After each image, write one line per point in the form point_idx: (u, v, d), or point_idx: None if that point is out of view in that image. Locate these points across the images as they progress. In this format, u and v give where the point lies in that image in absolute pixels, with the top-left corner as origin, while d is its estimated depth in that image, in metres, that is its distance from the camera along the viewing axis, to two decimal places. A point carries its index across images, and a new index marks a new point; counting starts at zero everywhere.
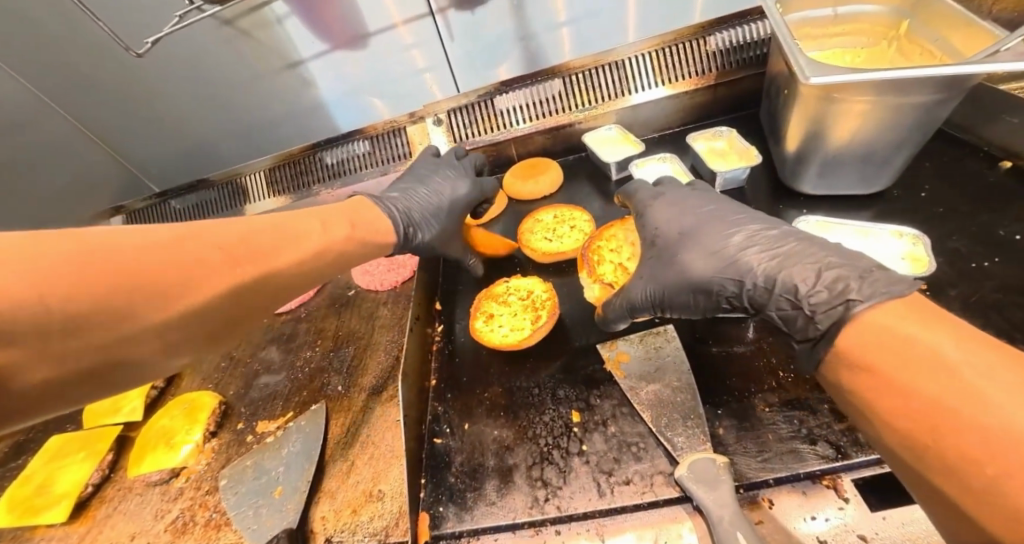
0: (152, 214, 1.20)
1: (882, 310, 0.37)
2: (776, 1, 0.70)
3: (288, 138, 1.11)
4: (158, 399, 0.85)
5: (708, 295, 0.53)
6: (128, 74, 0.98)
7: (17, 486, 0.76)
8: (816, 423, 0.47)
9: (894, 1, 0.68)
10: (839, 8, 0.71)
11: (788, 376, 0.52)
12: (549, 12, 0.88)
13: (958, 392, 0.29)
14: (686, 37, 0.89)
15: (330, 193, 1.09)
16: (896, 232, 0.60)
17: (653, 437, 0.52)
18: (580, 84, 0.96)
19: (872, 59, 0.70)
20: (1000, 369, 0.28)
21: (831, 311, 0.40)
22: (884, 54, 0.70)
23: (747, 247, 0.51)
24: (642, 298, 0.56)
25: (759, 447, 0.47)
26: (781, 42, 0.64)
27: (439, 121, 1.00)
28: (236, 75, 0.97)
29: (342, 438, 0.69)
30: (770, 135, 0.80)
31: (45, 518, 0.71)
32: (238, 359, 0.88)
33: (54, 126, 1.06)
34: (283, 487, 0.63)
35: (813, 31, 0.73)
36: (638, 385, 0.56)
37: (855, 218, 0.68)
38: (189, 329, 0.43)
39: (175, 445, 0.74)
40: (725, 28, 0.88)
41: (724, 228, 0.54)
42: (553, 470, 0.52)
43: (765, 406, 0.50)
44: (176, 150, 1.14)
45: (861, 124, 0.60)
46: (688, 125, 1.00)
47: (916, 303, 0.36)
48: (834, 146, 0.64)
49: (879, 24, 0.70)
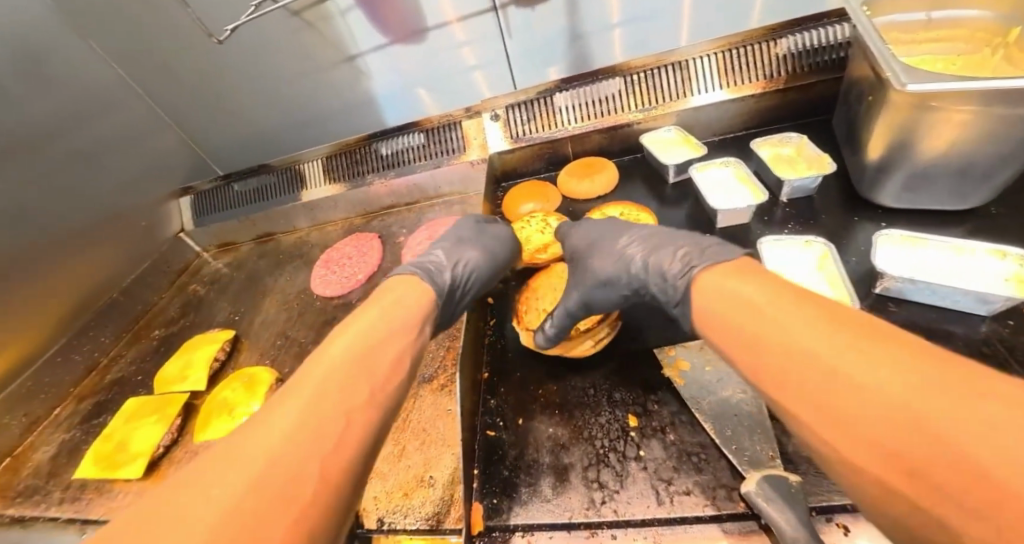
0: (215, 196, 1.25)
1: (719, 276, 0.43)
2: (864, 3, 0.66)
3: (344, 129, 1.14)
4: (219, 372, 0.91)
5: (615, 290, 0.60)
6: (201, 62, 1.03)
7: (100, 441, 0.84)
8: None
9: (1000, 6, 0.63)
10: (935, 12, 0.67)
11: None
12: (604, 11, 0.88)
13: (823, 369, 0.29)
14: (755, 39, 0.87)
15: (383, 183, 1.11)
16: (998, 251, 0.56)
17: (715, 448, 0.51)
18: (639, 83, 0.94)
19: (971, 67, 0.66)
20: (834, 329, 0.31)
21: (687, 276, 0.47)
22: (986, 61, 0.66)
23: (630, 242, 0.60)
24: (571, 303, 0.60)
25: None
26: (867, 43, 0.61)
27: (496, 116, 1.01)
28: (299, 66, 1.01)
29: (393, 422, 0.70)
30: (845, 142, 0.76)
31: (124, 473, 0.78)
32: (293, 338, 0.92)
33: (132, 110, 1.13)
34: None
35: (903, 35, 0.69)
36: (699, 394, 0.55)
37: (943, 235, 0.64)
38: (289, 468, 0.32)
39: (236, 416, 0.79)
40: (797, 31, 0.85)
41: (612, 232, 0.63)
42: (610, 472, 0.52)
43: None
44: (239, 136, 1.19)
45: (959, 136, 0.56)
46: (752, 129, 0.97)
47: (743, 265, 0.43)
48: (925, 157, 0.60)
49: (981, 29, 0.66)
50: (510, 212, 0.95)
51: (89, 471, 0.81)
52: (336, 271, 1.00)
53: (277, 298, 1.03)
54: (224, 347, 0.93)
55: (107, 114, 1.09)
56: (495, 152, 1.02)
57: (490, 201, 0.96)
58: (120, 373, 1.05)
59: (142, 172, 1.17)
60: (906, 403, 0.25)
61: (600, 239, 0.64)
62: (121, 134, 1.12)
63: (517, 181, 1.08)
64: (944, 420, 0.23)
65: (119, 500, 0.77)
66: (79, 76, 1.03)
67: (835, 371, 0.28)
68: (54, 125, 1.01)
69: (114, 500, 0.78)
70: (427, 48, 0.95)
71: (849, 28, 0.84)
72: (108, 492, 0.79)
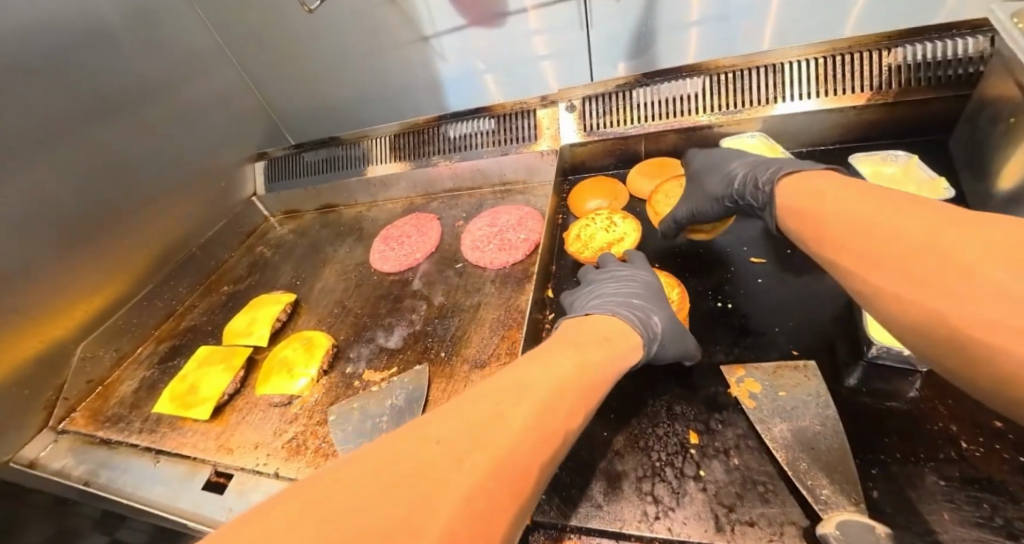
0: (287, 164, 1.29)
1: (813, 180, 0.53)
2: (1014, 13, 0.58)
3: (413, 109, 1.17)
4: (281, 330, 0.96)
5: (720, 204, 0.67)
6: (291, 32, 1.10)
7: (175, 382, 0.92)
8: (1014, 515, 0.40)
9: None
10: None
11: (975, 450, 0.45)
12: (681, 11, 0.88)
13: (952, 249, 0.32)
14: (865, 46, 0.79)
15: (448, 165, 1.11)
16: None
17: (784, 481, 0.48)
18: (725, 84, 0.89)
19: None
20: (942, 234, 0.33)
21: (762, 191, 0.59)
22: None
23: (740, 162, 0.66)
24: (679, 212, 0.73)
25: (928, 524, 0.41)
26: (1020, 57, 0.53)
27: (569, 108, 0.99)
28: (378, 43, 1.05)
29: (442, 402, 0.71)
30: (967, 168, 0.68)
31: (193, 413, 0.85)
32: (350, 308, 0.95)
33: (224, 75, 1.21)
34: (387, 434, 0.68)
35: None
36: (771, 419, 0.51)
37: None
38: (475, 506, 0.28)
39: (294, 375, 0.82)
40: (918, 41, 0.77)
41: (728, 156, 0.70)
42: (665, 488, 0.50)
43: (939, 480, 0.44)
44: (315, 107, 1.24)
45: None
46: (848, 143, 0.89)
47: (816, 177, 0.53)
48: None
49: None
50: (574, 208, 0.92)
51: (165, 407, 0.89)
52: (394, 248, 1.01)
53: (337, 267, 1.07)
54: (286, 308, 0.97)
55: (203, 76, 1.17)
56: (566, 144, 0.99)
57: (557, 193, 0.94)
58: (193, 320, 1.13)
59: (228, 134, 1.25)
60: (966, 257, 0.30)
61: (721, 160, 0.70)
62: (214, 97, 1.20)
63: (584, 176, 1.06)
64: (993, 263, 0.29)
65: (187, 436, 0.84)
66: (183, 39, 1.12)
67: (921, 244, 0.34)
68: (157, 83, 1.09)
69: (184, 437, 0.85)
70: (504, 32, 0.97)
71: (984, 41, 0.74)
72: (179, 428, 0.87)
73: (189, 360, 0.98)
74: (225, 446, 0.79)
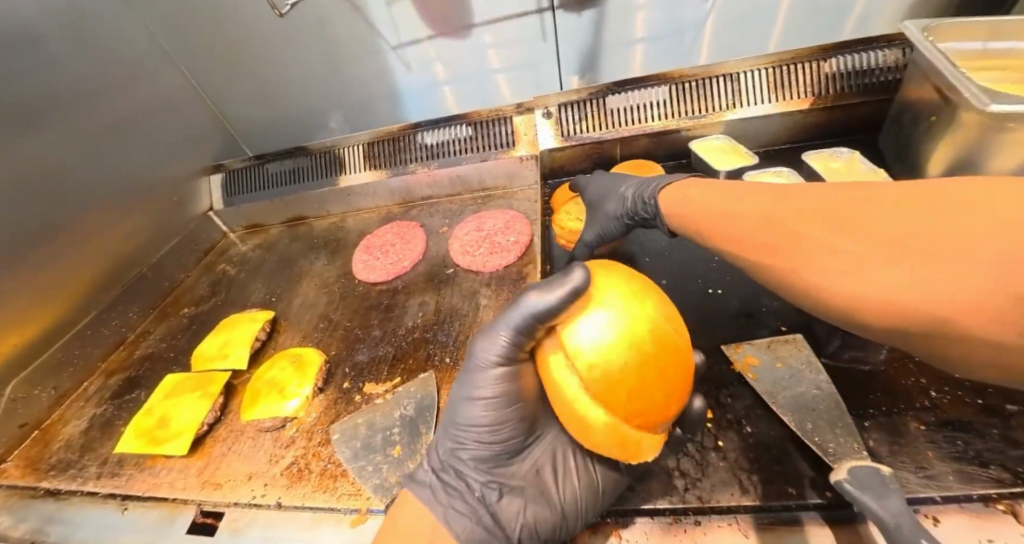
0: (247, 176, 1.22)
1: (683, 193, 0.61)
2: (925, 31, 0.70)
3: (382, 117, 1.15)
4: (260, 352, 0.90)
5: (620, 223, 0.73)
6: (248, 39, 1.04)
7: (140, 417, 0.83)
8: (983, 447, 0.48)
9: None
10: (991, 43, 0.71)
11: (943, 398, 0.53)
12: (630, 28, 0.95)
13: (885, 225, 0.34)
14: (805, 58, 0.90)
15: (426, 173, 1.10)
16: None
17: (794, 441, 0.53)
18: (688, 92, 0.97)
19: None
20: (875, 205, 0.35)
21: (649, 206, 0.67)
22: None
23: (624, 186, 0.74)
24: (588, 239, 0.79)
25: (919, 463, 0.48)
26: (939, 68, 0.64)
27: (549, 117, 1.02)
28: (342, 52, 1.02)
29: None
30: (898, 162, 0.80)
31: (166, 449, 0.77)
32: (337, 321, 0.91)
33: (171, 82, 1.12)
34: (401, 446, 0.66)
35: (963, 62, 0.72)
36: (775, 388, 0.57)
37: None
38: None
39: (286, 396, 0.78)
40: (846, 53, 0.89)
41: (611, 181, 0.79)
42: (690, 461, 0.54)
43: (919, 424, 0.51)
44: (275, 117, 1.18)
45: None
46: (795, 143, 1.01)
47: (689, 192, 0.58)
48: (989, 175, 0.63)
49: None
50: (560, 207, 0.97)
51: (127, 446, 0.80)
52: (379, 257, 0.99)
53: (316, 280, 1.03)
54: (265, 327, 0.92)
55: (147, 84, 1.08)
56: (545, 149, 1.03)
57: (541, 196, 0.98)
58: (149, 348, 1.03)
59: (177, 146, 1.15)
60: (877, 222, 0.34)
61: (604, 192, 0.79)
62: (161, 107, 1.11)
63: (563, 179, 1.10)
64: (904, 232, 0.32)
65: (161, 475, 0.76)
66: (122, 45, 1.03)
67: (846, 211, 0.37)
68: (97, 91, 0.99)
69: (156, 477, 0.77)
70: (469, 44, 0.99)
71: (897, 53, 0.88)
72: (149, 468, 0.78)
73: (152, 392, 0.89)
74: (212, 481, 0.73)
